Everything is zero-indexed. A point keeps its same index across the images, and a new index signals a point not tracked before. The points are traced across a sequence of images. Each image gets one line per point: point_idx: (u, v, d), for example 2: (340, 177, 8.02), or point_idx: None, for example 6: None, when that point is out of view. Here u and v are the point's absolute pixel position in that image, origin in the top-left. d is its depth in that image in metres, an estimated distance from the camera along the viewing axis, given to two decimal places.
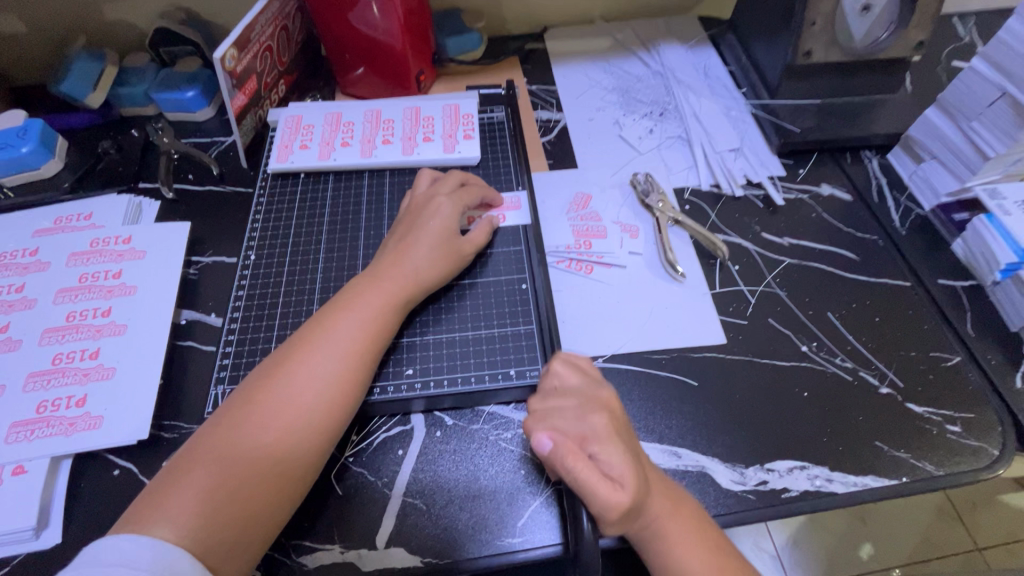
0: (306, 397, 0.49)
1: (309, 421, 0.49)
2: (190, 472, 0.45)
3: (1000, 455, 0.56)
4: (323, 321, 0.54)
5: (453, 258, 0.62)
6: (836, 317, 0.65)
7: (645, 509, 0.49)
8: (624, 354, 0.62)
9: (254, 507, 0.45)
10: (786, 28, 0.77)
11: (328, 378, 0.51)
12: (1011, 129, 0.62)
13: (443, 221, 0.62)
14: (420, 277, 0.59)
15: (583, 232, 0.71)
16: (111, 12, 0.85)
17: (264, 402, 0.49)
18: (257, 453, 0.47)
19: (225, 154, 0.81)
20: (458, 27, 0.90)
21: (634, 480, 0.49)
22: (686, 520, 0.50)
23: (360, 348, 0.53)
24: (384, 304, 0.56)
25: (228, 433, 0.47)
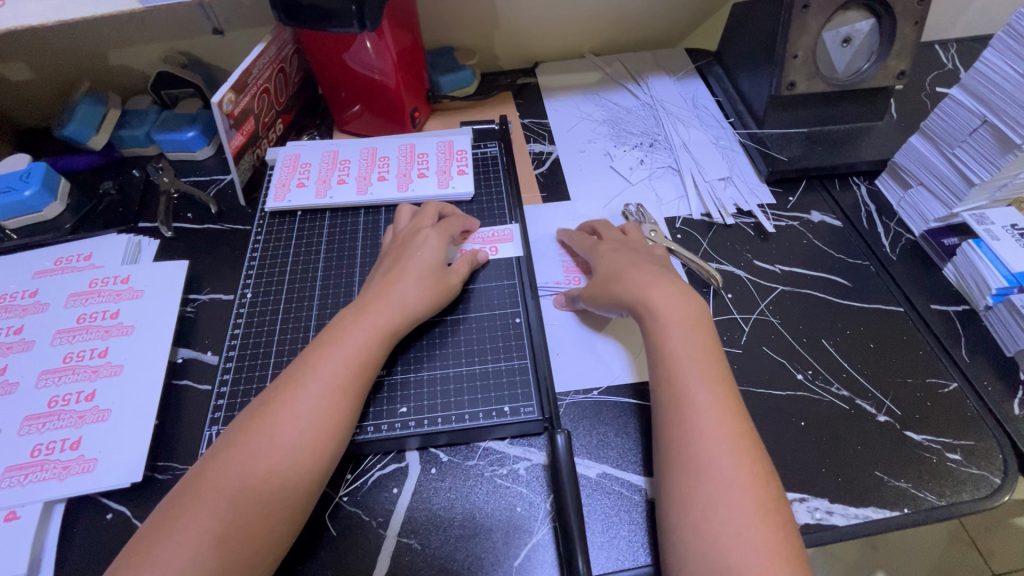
0: (291, 439, 0.49)
1: (295, 463, 0.48)
2: (177, 524, 0.45)
3: (1002, 483, 0.55)
4: (306, 361, 0.54)
5: (442, 293, 0.62)
6: (831, 344, 0.65)
7: (631, 269, 0.62)
8: (620, 386, 0.62)
9: (243, 555, 0.45)
10: (769, 61, 0.79)
11: (312, 417, 0.50)
12: (993, 157, 0.63)
13: (428, 254, 0.63)
14: (408, 312, 0.59)
15: (572, 266, 0.72)
16: (115, 58, 0.88)
17: (250, 446, 0.48)
18: (242, 499, 0.46)
19: (224, 192, 0.83)
20: (451, 65, 0.92)
21: (624, 257, 0.64)
22: (683, 303, 0.58)
23: (344, 386, 0.53)
24: (368, 339, 0.56)
25: (215, 477, 0.47)
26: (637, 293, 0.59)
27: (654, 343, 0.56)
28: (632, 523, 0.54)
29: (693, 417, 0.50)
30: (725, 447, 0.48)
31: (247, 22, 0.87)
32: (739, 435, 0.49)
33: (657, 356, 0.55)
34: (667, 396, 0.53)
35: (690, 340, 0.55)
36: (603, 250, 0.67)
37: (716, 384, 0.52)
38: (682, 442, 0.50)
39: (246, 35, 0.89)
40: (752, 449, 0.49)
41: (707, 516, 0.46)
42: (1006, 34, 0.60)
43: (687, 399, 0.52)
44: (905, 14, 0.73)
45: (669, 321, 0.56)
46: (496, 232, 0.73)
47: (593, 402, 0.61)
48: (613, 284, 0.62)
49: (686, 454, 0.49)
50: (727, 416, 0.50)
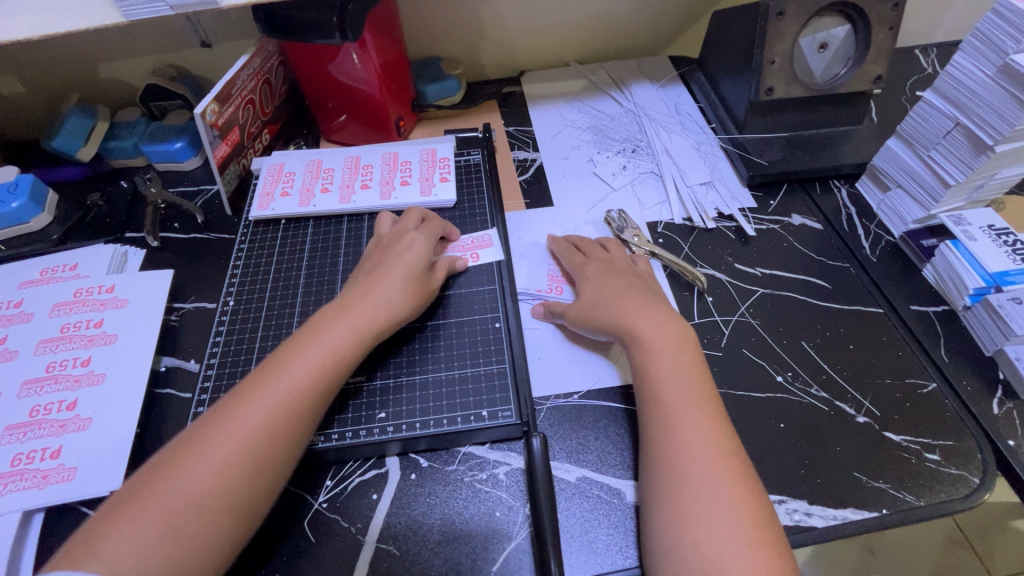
0: (261, 435, 0.49)
1: (255, 457, 0.48)
2: (137, 513, 0.44)
3: (981, 483, 0.55)
4: (280, 356, 0.54)
5: (424, 294, 0.63)
6: (811, 346, 0.66)
7: (615, 295, 0.62)
8: (600, 390, 0.62)
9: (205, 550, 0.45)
10: (748, 67, 0.80)
11: (276, 412, 0.50)
12: (968, 158, 0.63)
13: (411, 256, 0.63)
14: (387, 311, 0.59)
15: (557, 276, 0.72)
16: (105, 71, 0.89)
17: (218, 441, 0.48)
18: (207, 496, 0.46)
19: (210, 202, 0.84)
20: (436, 74, 0.94)
21: (607, 280, 0.64)
22: (670, 328, 0.58)
23: (313, 382, 0.53)
24: (343, 337, 0.56)
25: (177, 471, 0.46)
26: (624, 319, 0.59)
27: (640, 370, 0.56)
28: (611, 527, 0.54)
29: (675, 435, 0.51)
30: (709, 464, 0.48)
31: (235, 35, 0.88)
32: (728, 457, 0.49)
33: (643, 382, 0.55)
34: (654, 422, 0.53)
35: (677, 364, 0.55)
36: (589, 271, 0.66)
37: (702, 404, 0.52)
38: (664, 458, 0.50)
39: (233, 48, 0.90)
40: (741, 471, 0.49)
41: (696, 542, 0.45)
42: (973, 37, 0.61)
43: (673, 422, 0.51)
44: (880, 20, 0.75)
45: (655, 346, 0.56)
46: (476, 239, 0.73)
47: (573, 405, 0.61)
48: (598, 304, 0.62)
49: (675, 479, 0.48)
50: (716, 439, 0.50)
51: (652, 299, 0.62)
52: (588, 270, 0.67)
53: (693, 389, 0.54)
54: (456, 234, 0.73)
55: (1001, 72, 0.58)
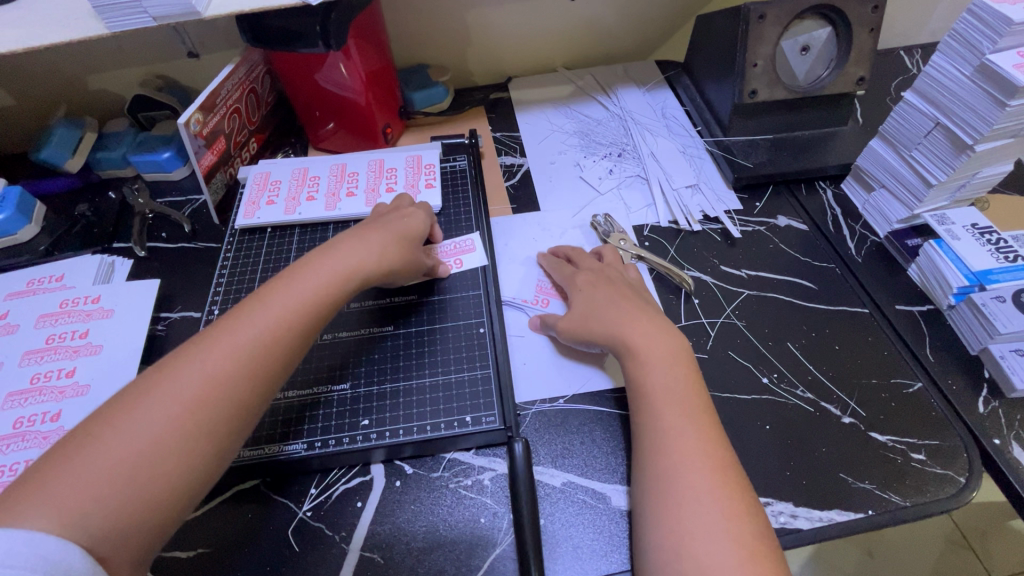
0: (246, 362, 0.46)
1: (228, 395, 0.45)
2: (109, 434, 0.40)
3: (967, 482, 0.55)
4: (261, 293, 0.51)
5: (412, 257, 0.63)
6: (796, 347, 0.66)
7: (608, 306, 0.61)
8: (585, 395, 0.62)
9: (181, 474, 0.42)
10: (731, 70, 0.80)
11: (253, 346, 0.47)
12: (948, 158, 0.64)
13: (405, 222, 0.65)
14: (374, 261, 0.58)
15: (545, 288, 0.71)
16: (93, 82, 0.89)
17: (199, 365, 0.45)
18: (186, 420, 0.43)
19: (198, 212, 0.84)
20: (423, 82, 0.94)
21: (599, 292, 0.63)
22: (661, 340, 0.56)
23: (294, 320, 0.50)
24: (328, 278, 0.54)
25: (151, 395, 0.43)
26: (616, 331, 0.58)
27: (634, 384, 0.55)
28: (595, 533, 0.53)
29: (672, 448, 0.49)
30: (704, 475, 0.47)
31: (222, 45, 0.89)
32: (724, 471, 0.48)
33: (636, 397, 0.54)
34: (649, 436, 0.51)
35: (672, 377, 0.54)
36: (580, 281, 0.65)
37: (698, 416, 0.51)
38: (656, 470, 0.49)
39: (221, 58, 0.91)
40: (736, 485, 0.47)
41: (693, 560, 0.43)
42: (950, 39, 0.61)
43: (670, 435, 0.50)
44: (860, 22, 0.75)
45: (648, 359, 0.55)
46: (461, 243, 0.73)
47: (558, 410, 0.61)
48: (592, 314, 0.61)
49: (668, 495, 0.47)
50: (709, 451, 0.49)
51: (650, 311, 0.60)
52: (580, 279, 0.66)
53: (686, 398, 0.52)
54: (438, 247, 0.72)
55: (978, 72, 0.58)
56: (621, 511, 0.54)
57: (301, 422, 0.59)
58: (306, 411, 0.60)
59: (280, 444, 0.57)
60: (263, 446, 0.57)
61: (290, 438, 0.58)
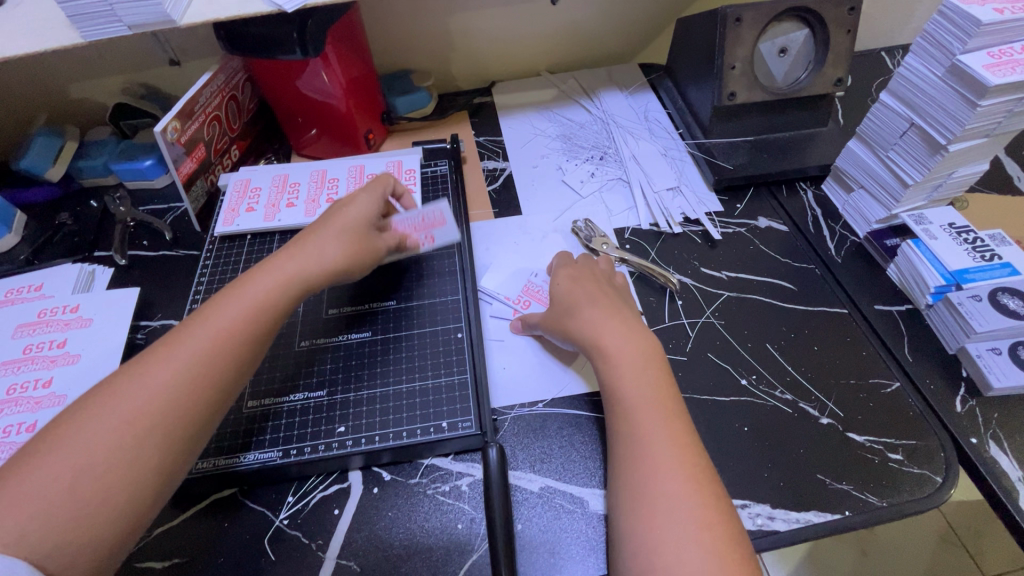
0: (186, 376, 0.47)
1: (169, 411, 0.45)
2: (49, 457, 0.41)
3: (944, 482, 0.55)
4: (206, 307, 0.51)
5: (364, 248, 0.59)
6: (775, 348, 0.66)
7: (588, 303, 0.60)
8: (565, 398, 0.62)
9: (124, 496, 0.42)
10: (710, 72, 0.81)
11: (193, 360, 0.47)
12: (923, 159, 0.64)
13: (354, 209, 0.61)
14: (321, 264, 0.56)
15: (530, 291, 0.71)
16: (76, 91, 0.89)
17: (139, 381, 0.46)
18: (125, 442, 0.43)
19: (180, 219, 0.84)
20: (406, 87, 0.94)
21: (582, 286, 0.63)
22: (632, 345, 0.56)
23: (236, 332, 0.50)
24: (271, 288, 0.53)
25: (92, 415, 0.44)
26: (589, 334, 0.57)
27: (609, 388, 0.54)
28: (572, 538, 0.53)
29: (647, 454, 0.48)
30: (679, 482, 0.46)
31: (204, 53, 0.89)
32: (699, 477, 0.47)
33: (612, 401, 0.53)
34: (625, 441, 0.50)
35: (644, 383, 0.53)
36: (559, 280, 0.65)
37: (671, 420, 0.50)
38: (631, 476, 0.48)
39: (202, 65, 0.91)
40: (711, 492, 0.47)
41: (668, 568, 0.43)
42: (922, 39, 0.61)
43: (645, 440, 0.49)
44: (836, 24, 0.76)
45: (620, 364, 0.54)
46: (427, 215, 0.63)
47: (537, 414, 0.61)
48: (569, 314, 0.61)
49: (642, 503, 0.46)
50: (684, 457, 0.48)
51: (626, 313, 0.59)
52: (559, 276, 0.65)
53: (657, 400, 0.52)
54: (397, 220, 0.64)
55: (950, 72, 0.58)
56: (598, 515, 0.54)
57: (260, 431, 0.59)
58: (264, 421, 0.59)
59: (238, 456, 0.57)
60: (217, 457, 0.57)
61: (246, 449, 0.57)
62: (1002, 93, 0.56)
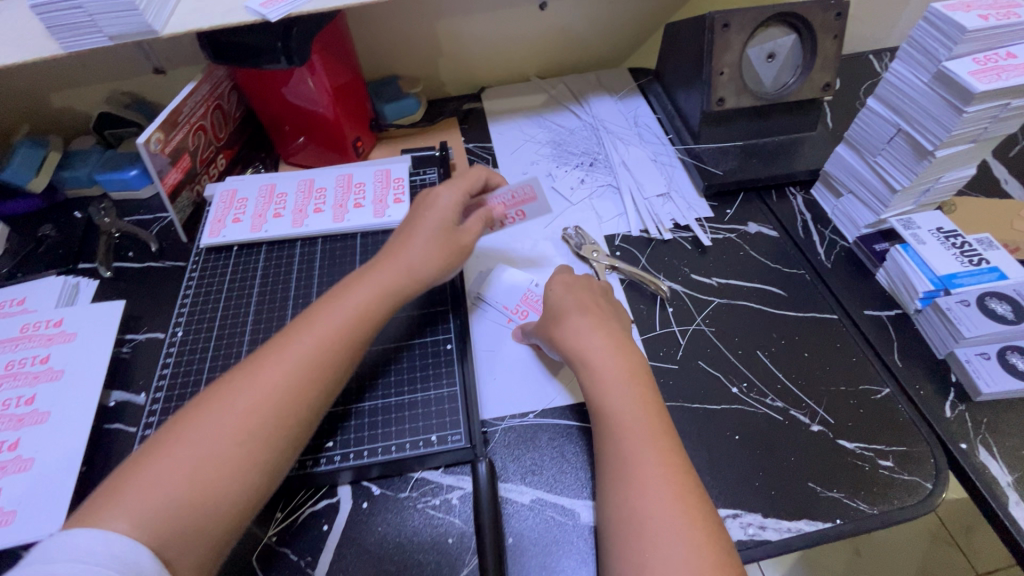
0: (297, 379, 0.50)
1: (280, 413, 0.49)
2: (177, 449, 0.45)
3: (934, 488, 0.55)
4: (313, 314, 0.55)
5: (457, 252, 0.62)
6: (766, 355, 0.65)
7: (576, 312, 0.60)
8: (555, 409, 0.62)
9: (246, 492, 0.46)
10: (699, 78, 0.81)
11: (302, 365, 0.51)
12: (911, 164, 0.64)
13: (441, 211, 0.63)
14: (415, 272, 0.60)
15: (529, 299, 0.70)
16: (58, 100, 0.88)
17: (254, 382, 0.49)
18: (248, 436, 0.47)
19: (166, 230, 0.83)
20: (395, 94, 0.94)
21: (574, 294, 0.62)
22: (616, 362, 0.55)
23: (341, 340, 0.54)
24: (370, 296, 0.57)
25: (213, 411, 0.47)
26: (574, 348, 0.57)
27: (595, 407, 0.54)
28: (564, 550, 0.53)
29: (634, 475, 0.48)
30: (667, 504, 0.46)
31: (188, 61, 0.88)
32: (687, 498, 0.47)
33: (598, 419, 0.53)
34: (612, 460, 0.50)
35: (631, 398, 0.53)
36: (553, 287, 0.64)
37: (658, 437, 0.50)
38: (618, 498, 0.48)
39: (187, 74, 0.90)
40: (701, 512, 0.46)
41: None
42: (908, 45, 0.61)
43: (632, 460, 0.49)
44: (824, 29, 0.76)
45: (605, 381, 0.54)
46: (518, 191, 0.71)
47: (528, 425, 0.61)
48: (558, 325, 0.60)
49: (630, 525, 0.46)
50: (672, 477, 0.48)
51: (616, 328, 0.59)
52: (555, 281, 0.65)
53: (643, 418, 0.51)
54: (494, 199, 0.70)
55: (936, 78, 0.59)
56: (589, 527, 0.54)
57: (336, 433, 0.58)
58: (339, 421, 0.59)
59: None
60: None
61: (320, 454, 0.57)
62: (988, 100, 0.56)
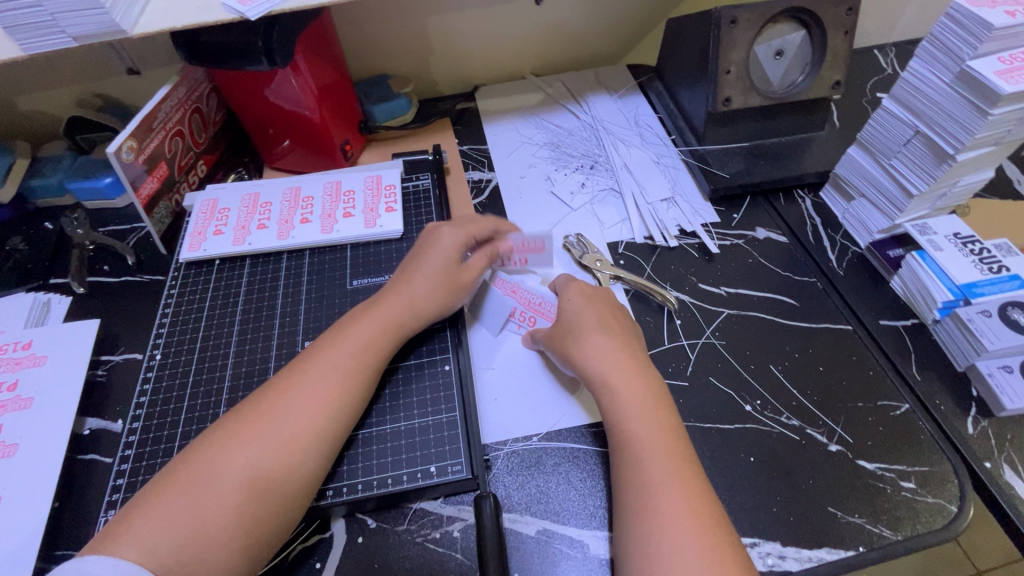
0: (302, 412, 0.50)
1: (285, 449, 0.48)
2: (184, 488, 0.45)
3: (959, 511, 0.53)
4: (320, 346, 0.55)
5: (458, 292, 0.62)
6: (779, 370, 0.63)
7: (594, 328, 0.57)
8: (560, 431, 0.58)
9: (253, 528, 0.45)
10: (704, 76, 0.77)
11: (309, 398, 0.51)
12: (929, 168, 0.61)
13: (443, 251, 0.63)
14: (418, 307, 0.60)
15: (531, 306, 0.67)
16: (24, 103, 0.83)
17: (262, 416, 0.50)
18: (261, 467, 0.47)
19: (144, 241, 0.78)
20: (384, 94, 0.89)
21: (595, 308, 0.59)
22: (636, 384, 0.53)
23: (349, 371, 0.54)
24: (376, 330, 0.57)
25: (221, 445, 0.48)
26: (594, 368, 0.55)
27: (615, 428, 0.51)
28: None
29: (655, 504, 0.46)
30: (690, 537, 0.44)
31: (164, 61, 0.83)
32: (712, 530, 0.45)
33: (617, 444, 0.51)
34: (633, 489, 0.48)
35: (652, 422, 0.50)
36: (569, 296, 0.61)
37: (681, 464, 0.48)
38: (639, 529, 0.45)
39: (163, 74, 0.85)
40: (726, 546, 0.44)
41: None
42: (928, 43, 0.58)
43: (653, 489, 0.47)
44: (834, 25, 0.72)
45: (627, 404, 0.52)
46: (529, 240, 0.68)
47: (532, 449, 0.58)
48: (575, 338, 0.57)
49: (650, 558, 0.44)
50: (697, 508, 0.45)
51: (635, 347, 0.57)
52: (571, 290, 0.61)
53: (665, 443, 0.49)
54: (506, 240, 0.67)
55: (959, 79, 0.55)
56: (600, 559, 0.51)
57: (339, 462, 0.55)
58: (346, 448, 0.56)
59: None
60: None
61: (326, 485, 0.54)
62: (1015, 101, 0.53)
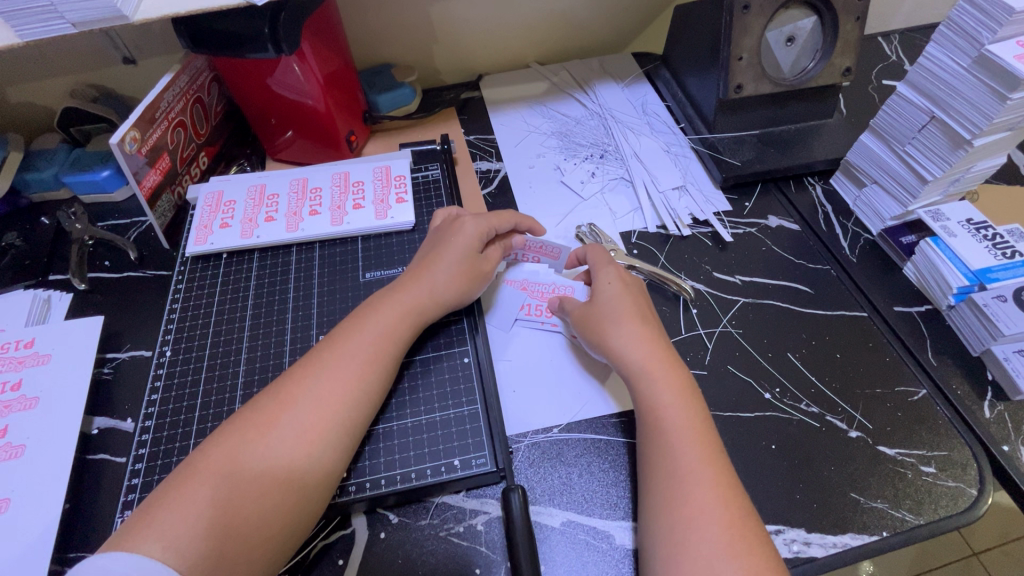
0: (323, 404, 0.49)
1: (304, 441, 0.47)
2: (205, 481, 0.44)
3: (980, 494, 0.53)
4: (338, 337, 0.54)
5: (480, 279, 0.61)
6: (797, 358, 0.63)
7: (629, 315, 0.57)
8: (582, 422, 0.58)
9: (276, 521, 0.44)
10: (714, 63, 0.76)
11: (331, 391, 0.50)
12: (945, 154, 0.61)
13: (466, 238, 0.62)
14: (439, 297, 0.59)
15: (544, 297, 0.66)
16: (16, 94, 0.80)
17: (285, 407, 0.49)
18: (282, 457, 0.46)
19: (146, 236, 0.76)
20: (389, 83, 0.88)
21: (628, 296, 0.59)
22: (670, 375, 0.53)
23: (370, 363, 0.53)
24: (398, 322, 0.56)
25: (242, 436, 0.47)
26: (628, 357, 0.54)
27: (648, 417, 0.51)
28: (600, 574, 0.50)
29: (687, 493, 0.46)
30: (720, 526, 0.44)
31: (161, 50, 0.81)
32: (742, 520, 0.44)
33: (649, 433, 0.51)
34: (663, 477, 0.47)
35: (686, 414, 0.50)
36: (606, 280, 0.60)
37: (713, 456, 0.48)
38: (668, 516, 0.45)
39: (161, 64, 0.82)
40: (755, 537, 0.44)
41: None
42: (946, 27, 0.58)
43: (685, 478, 0.46)
44: (846, 10, 0.72)
45: (662, 394, 0.52)
46: (545, 247, 0.67)
47: (554, 441, 0.57)
48: (607, 325, 0.57)
49: (680, 545, 0.44)
50: (727, 499, 0.45)
51: (665, 339, 0.57)
52: (609, 274, 0.61)
53: (699, 434, 0.49)
54: (520, 235, 0.66)
55: (978, 63, 0.55)
56: (625, 550, 0.51)
57: (360, 457, 0.54)
58: (367, 444, 0.55)
59: None
60: None
61: (347, 481, 0.53)
62: None
